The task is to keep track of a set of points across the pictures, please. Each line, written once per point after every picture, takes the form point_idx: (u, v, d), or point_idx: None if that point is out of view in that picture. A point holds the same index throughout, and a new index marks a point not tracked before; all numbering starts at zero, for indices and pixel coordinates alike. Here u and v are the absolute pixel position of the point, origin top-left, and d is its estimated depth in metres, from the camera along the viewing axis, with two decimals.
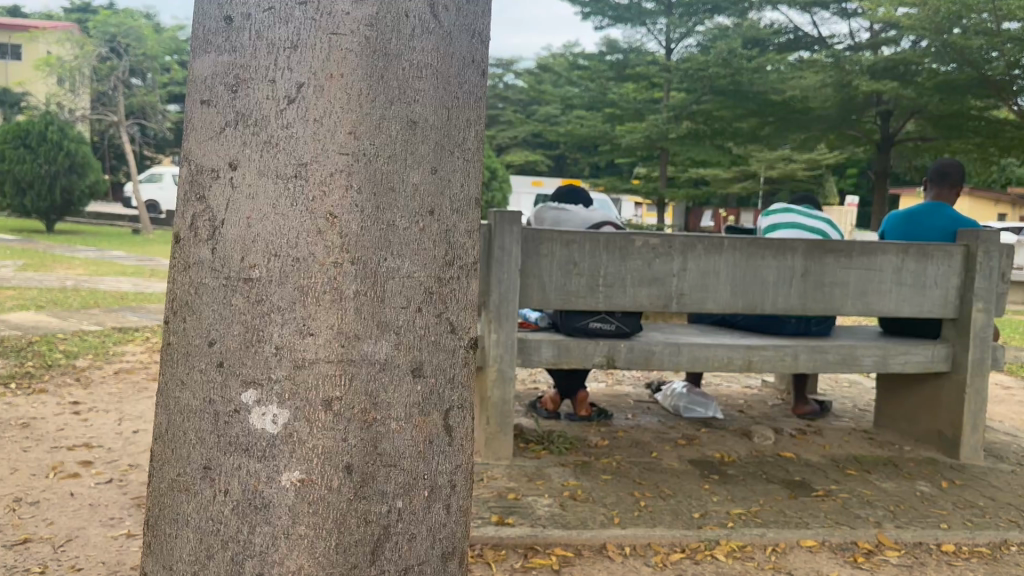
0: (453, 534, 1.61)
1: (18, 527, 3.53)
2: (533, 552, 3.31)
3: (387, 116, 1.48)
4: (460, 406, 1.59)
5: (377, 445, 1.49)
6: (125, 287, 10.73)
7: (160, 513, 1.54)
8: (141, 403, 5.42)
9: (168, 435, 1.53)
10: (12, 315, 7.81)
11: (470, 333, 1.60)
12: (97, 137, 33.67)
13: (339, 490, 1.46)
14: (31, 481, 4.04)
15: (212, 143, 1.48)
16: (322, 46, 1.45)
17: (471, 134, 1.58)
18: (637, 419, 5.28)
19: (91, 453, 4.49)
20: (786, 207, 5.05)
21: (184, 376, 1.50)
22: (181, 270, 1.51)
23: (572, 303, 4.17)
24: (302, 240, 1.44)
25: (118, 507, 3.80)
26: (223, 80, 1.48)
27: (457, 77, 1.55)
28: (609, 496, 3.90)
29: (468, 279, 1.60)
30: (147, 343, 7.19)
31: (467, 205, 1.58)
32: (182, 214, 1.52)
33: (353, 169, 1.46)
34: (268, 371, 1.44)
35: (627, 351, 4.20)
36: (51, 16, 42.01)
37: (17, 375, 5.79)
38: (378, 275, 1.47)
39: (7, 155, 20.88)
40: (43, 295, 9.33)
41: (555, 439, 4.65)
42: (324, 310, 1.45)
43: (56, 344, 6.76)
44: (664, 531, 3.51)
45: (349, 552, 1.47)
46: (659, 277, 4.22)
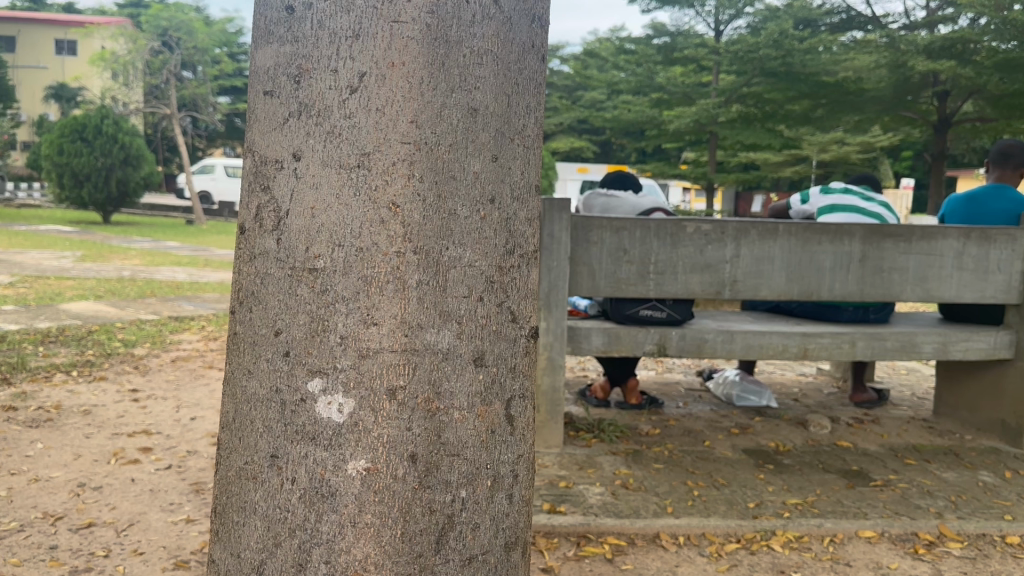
0: (515, 524, 1.60)
1: (82, 511, 3.63)
2: (585, 540, 3.30)
3: (448, 103, 1.47)
4: (521, 396, 1.59)
5: (441, 435, 1.48)
6: (180, 277, 10.94)
7: (228, 501, 1.56)
8: (197, 390, 5.53)
9: (235, 424, 1.54)
10: (72, 305, 8.00)
11: (531, 322, 1.59)
12: (150, 129, 34.34)
13: (404, 479, 1.46)
14: (95, 467, 4.14)
15: (275, 134, 1.49)
16: (384, 34, 1.44)
17: (531, 121, 1.57)
18: (689, 407, 5.25)
19: (150, 439, 4.60)
20: (846, 188, 4.94)
21: (251, 366, 1.51)
22: (246, 261, 1.52)
23: (623, 291, 4.14)
24: (365, 230, 1.44)
25: (177, 492, 3.89)
26: (286, 71, 1.48)
27: (518, 62, 1.53)
28: (662, 485, 3.87)
29: (530, 267, 1.59)
30: (202, 331, 7.33)
31: (526, 192, 1.57)
32: (246, 206, 1.53)
33: (415, 158, 1.45)
34: (333, 361, 1.45)
35: (679, 338, 4.15)
36: (104, 11, 42.92)
37: (78, 364, 5.94)
38: (440, 264, 1.47)
39: (64, 148, 21.38)
40: (101, 285, 9.55)
41: (605, 427, 4.62)
42: (388, 300, 1.44)
43: (115, 333, 6.92)
44: (719, 521, 3.46)
45: (415, 541, 1.48)
46: (712, 263, 4.16)
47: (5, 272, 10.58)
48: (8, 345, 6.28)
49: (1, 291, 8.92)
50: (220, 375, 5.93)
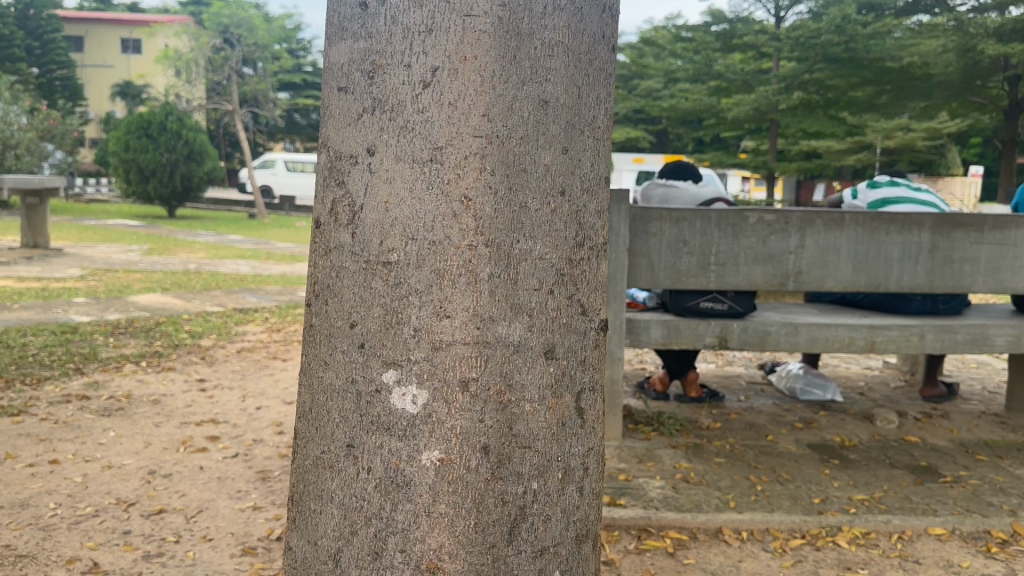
0: (586, 517, 1.60)
1: (154, 498, 3.74)
2: (646, 534, 3.29)
3: (520, 96, 1.47)
4: (591, 389, 1.59)
5: (513, 427, 1.49)
6: (244, 270, 11.17)
7: (305, 489, 1.60)
8: (262, 380, 5.66)
9: (313, 414, 1.57)
10: (141, 297, 8.24)
11: (600, 315, 1.59)
12: (213, 125, 35.11)
13: (477, 470, 1.47)
14: (164, 455, 4.26)
15: (349, 129, 1.51)
16: (456, 29, 1.45)
17: (601, 111, 1.56)
18: (751, 400, 5.17)
19: (218, 428, 4.71)
20: (892, 181, 4.82)
21: (327, 358, 1.54)
22: (322, 255, 1.55)
23: (682, 282, 4.09)
24: (438, 224, 1.46)
25: (245, 480, 3.98)
26: (360, 66, 1.50)
27: (589, 53, 1.53)
28: (724, 479, 3.84)
29: (599, 260, 1.58)
30: (266, 322, 7.48)
31: (597, 183, 1.56)
32: (322, 201, 1.56)
33: (486, 151, 1.46)
34: (407, 353, 1.47)
35: (741, 331, 4.08)
36: (167, 10, 43.88)
37: (147, 354, 6.11)
38: (512, 256, 1.47)
39: (131, 145, 21.96)
40: (168, 278, 9.79)
41: (665, 420, 4.59)
42: (460, 293, 1.46)
43: (182, 325, 7.10)
44: (783, 516, 3.42)
45: (488, 531, 1.49)
46: (776, 255, 4.10)
47: (76, 266, 10.92)
48: (80, 336, 6.48)
49: (73, 283, 9.21)
50: (284, 365, 6.06)
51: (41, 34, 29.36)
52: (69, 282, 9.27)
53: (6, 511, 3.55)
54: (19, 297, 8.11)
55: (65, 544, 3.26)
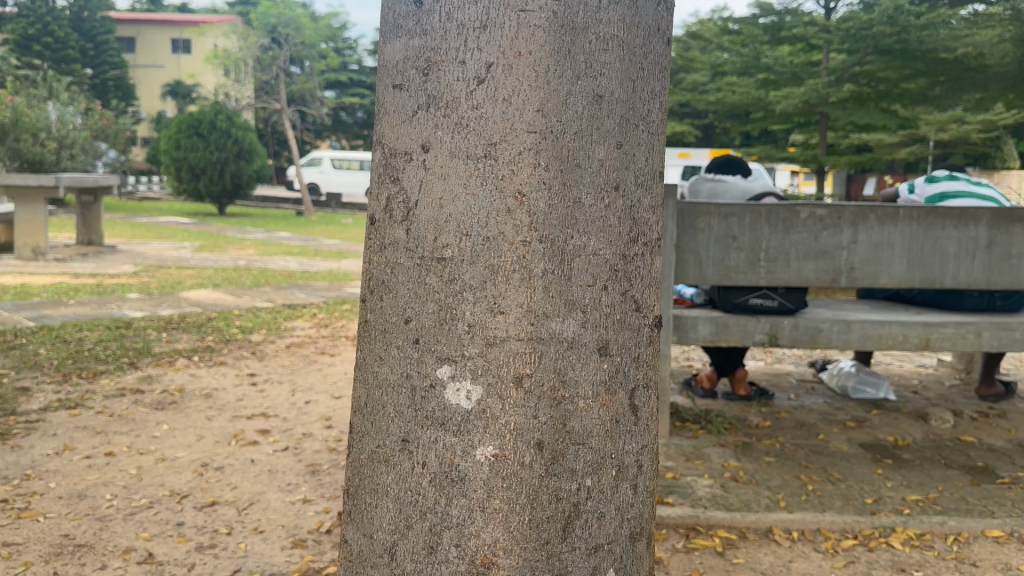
0: (640, 515, 1.60)
1: (206, 490, 3.81)
2: (695, 533, 3.26)
3: (574, 91, 1.46)
4: (645, 386, 1.57)
5: (567, 423, 1.48)
6: (292, 266, 11.33)
7: (360, 483, 1.61)
8: (311, 375, 5.74)
9: (368, 409, 1.59)
10: (192, 293, 8.39)
11: (654, 311, 1.58)
12: (261, 123, 35.65)
13: (531, 466, 1.47)
14: (217, 448, 4.35)
15: (404, 126, 1.52)
16: (511, 24, 1.45)
17: (656, 105, 1.55)
18: (802, 398, 5.10)
19: (268, 422, 4.78)
20: (950, 176, 4.70)
21: (382, 353, 1.55)
22: (377, 250, 1.56)
23: (731, 279, 4.05)
24: (493, 219, 1.46)
25: (295, 473, 4.04)
26: (415, 64, 1.50)
27: (644, 46, 1.51)
28: (774, 479, 3.79)
29: (653, 255, 1.57)
30: (315, 317, 7.58)
31: (651, 178, 1.55)
32: (376, 198, 1.57)
33: (542, 147, 1.45)
34: (462, 349, 1.47)
35: (792, 328, 4.00)
36: (217, 11, 44.55)
37: (199, 349, 6.23)
38: (565, 253, 1.47)
39: (182, 144, 22.39)
40: (219, 275, 9.96)
41: (713, 419, 4.54)
42: (514, 289, 1.46)
43: (232, 320, 7.23)
44: (835, 516, 3.36)
45: (543, 527, 1.49)
46: (828, 250, 4.03)
47: (130, 262, 11.17)
48: (134, 331, 6.62)
49: (127, 279, 9.43)
50: (332, 360, 6.14)
51: (94, 35, 30.05)
52: (122, 279, 9.49)
53: (65, 501, 3.65)
54: (75, 292, 8.34)
55: (121, 535, 3.34)
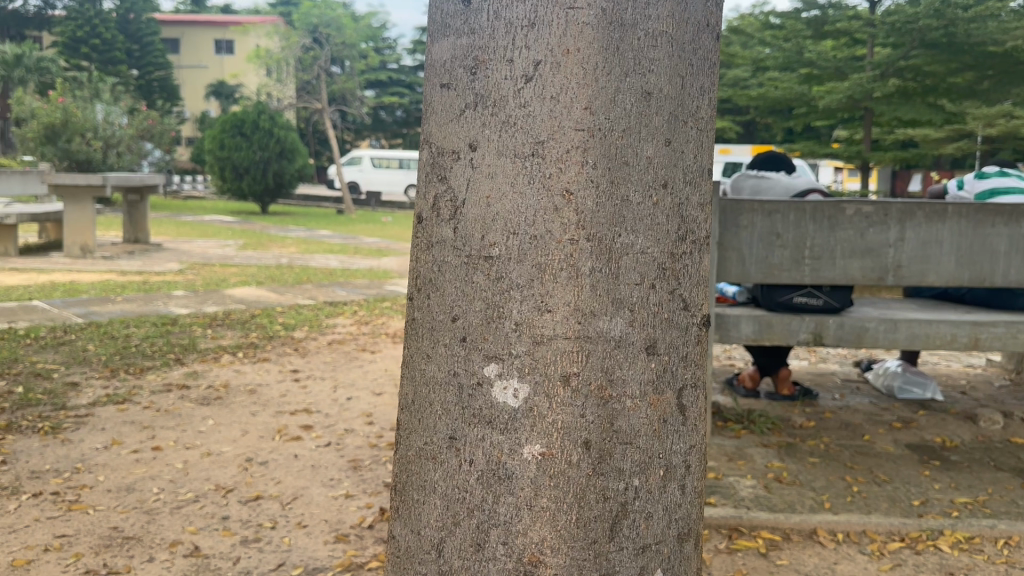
0: (688, 516, 1.59)
1: (251, 484, 3.86)
2: (737, 533, 3.23)
3: (623, 88, 1.45)
4: (693, 385, 1.56)
5: (614, 422, 1.48)
6: (333, 264, 11.43)
7: (408, 479, 1.62)
8: (353, 371, 5.79)
9: (415, 406, 1.59)
10: (235, 290, 8.50)
11: (702, 310, 1.57)
12: (302, 122, 36.04)
13: (579, 465, 1.47)
14: (261, 442, 4.41)
15: (452, 125, 1.52)
16: (559, 22, 1.44)
17: (705, 102, 1.54)
18: (847, 398, 5.03)
19: (311, 417, 4.84)
20: (1001, 171, 4.59)
21: (430, 350, 1.56)
22: (424, 249, 1.57)
23: (775, 276, 4.00)
24: (541, 217, 1.46)
25: (337, 468, 4.08)
26: (463, 62, 1.51)
27: (693, 41, 1.50)
28: (818, 480, 3.74)
29: (701, 254, 1.56)
30: (355, 314, 7.65)
31: (699, 176, 1.54)
32: (424, 196, 1.58)
33: (589, 145, 1.45)
34: (509, 347, 1.47)
35: (837, 327, 3.93)
36: (258, 12, 45.14)
37: (243, 346, 6.32)
38: (613, 251, 1.46)
39: (225, 143, 22.72)
40: (262, 272, 10.10)
41: (756, 418, 4.49)
42: (561, 287, 1.45)
43: (276, 317, 7.32)
44: (881, 518, 3.31)
45: (590, 527, 1.48)
46: (874, 247, 3.96)
47: (175, 260, 11.35)
48: (179, 327, 6.74)
49: (172, 277, 9.59)
50: (373, 357, 6.19)
51: (139, 36, 30.59)
52: (168, 276, 9.64)
53: (113, 494, 3.72)
54: (122, 290, 8.48)
55: (168, 528, 3.40)
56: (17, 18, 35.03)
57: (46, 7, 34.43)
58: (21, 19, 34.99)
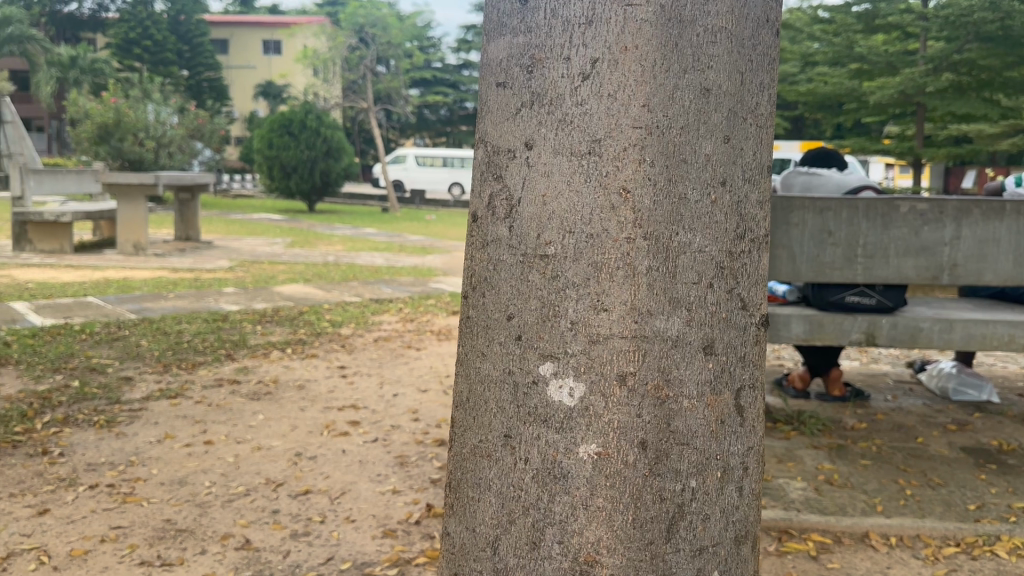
0: (746, 518, 1.58)
1: (300, 479, 3.91)
2: (787, 536, 3.19)
3: (681, 85, 1.44)
4: (751, 386, 1.55)
5: (671, 422, 1.47)
6: (379, 262, 11.51)
7: (463, 477, 1.62)
8: (398, 368, 5.84)
9: (469, 403, 1.60)
10: (284, 287, 8.63)
11: (761, 309, 1.55)
12: (348, 121, 36.41)
13: (635, 465, 1.46)
14: (310, 438, 4.46)
15: (508, 124, 1.52)
16: (617, 18, 1.43)
17: (765, 98, 1.52)
18: (899, 400, 4.93)
19: (358, 413, 4.88)
20: None
21: (485, 349, 1.56)
22: (479, 247, 1.57)
23: (826, 275, 3.93)
24: (597, 216, 1.45)
25: (384, 464, 4.12)
26: (519, 61, 1.50)
27: (753, 37, 1.49)
28: (870, 482, 3.67)
29: (760, 254, 1.54)
30: (401, 312, 7.71)
31: (758, 173, 1.52)
32: (480, 194, 1.58)
33: (646, 143, 1.44)
34: (564, 346, 1.47)
35: (890, 327, 3.83)
36: (306, 12, 45.71)
37: (292, 342, 6.40)
38: (671, 248, 1.45)
39: (274, 142, 23.03)
40: (309, 270, 10.23)
41: (807, 419, 4.43)
42: (617, 286, 1.45)
43: (323, 314, 7.41)
44: (936, 522, 3.24)
45: (646, 527, 1.47)
46: (928, 246, 3.88)
47: (225, 258, 11.55)
48: (230, 323, 6.85)
49: (223, 274, 9.75)
50: (418, 354, 6.23)
51: (190, 37, 31.21)
52: (218, 273, 9.81)
53: (167, 487, 3.80)
54: (174, 287, 8.65)
55: (220, 521, 3.46)
56: (72, 21, 35.95)
57: (100, 9, 35.26)
58: (76, 22, 35.88)
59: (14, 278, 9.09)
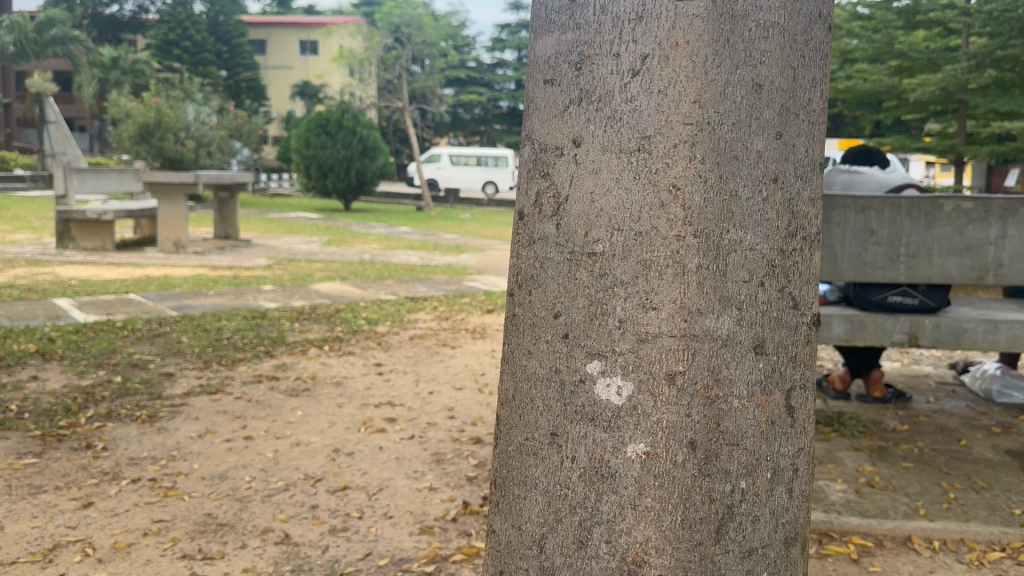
0: (796, 520, 1.55)
1: (338, 475, 3.94)
2: (828, 538, 3.15)
3: (733, 80, 1.43)
4: (802, 386, 1.53)
5: (721, 422, 1.45)
6: (414, 260, 11.56)
7: (508, 475, 1.62)
8: (434, 366, 5.86)
9: (516, 401, 1.59)
10: (321, 285, 8.70)
11: (812, 309, 1.53)
12: (383, 120, 36.64)
13: (684, 465, 1.45)
14: (347, 434, 4.49)
15: (556, 121, 1.51)
16: (667, 14, 1.42)
17: (817, 94, 1.50)
18: (942, 401, 4.85)
19: (394, 410, 4.91)
20: None
21: (531, 347, 1.56)
22: (526, 245, 1.57)
23: (868, 274, 3.88)
24: (646, 214, 1.44)
25: (420, 461, 4.13)
26: (568, 58, 1.49)
27: (805, 33, 1.47)
28: (912, 485, 3.61)
29: (812, 251, 1.52)
30: (436, 310, 7.74)
31: (811, 169, 1.50)
32: (526, 192, 1.57)
33: (697, 139, 1.42)
34: (612, 344, 1.46)
35: (933, 327, 3.74)
36: (343, 11, 46.01)
37: (329, 339, 6.45)
38: (722, 246, 1.43)
39: (312, 142, 23.25)
40: (345, 268, 10.29)
41: (847, 421, 4.36)
42: (667, 284, 1.43)
43: (360, 311, 7.46)
44: (981, 526, 3.18)
45: (695, 528, 1.46)
46: (973, 245, 3.81)
47: (263, 256, 11.66)
48: (268, 321, 6.93)
49: (262, 272, 9.88)
50: (454, 352, 6.24)
51: (229, 38, 31.64)
52: (257, 271, 9.92)
53: (208, 481, 3.85)
54: (214, 284, 8.77)
55: (259, 515, 3.49)
56: (113, 22, 36.60)
57: (141, 11, 35.83)
58: (117, 23, 36.54)
59: (58, 275, 9.26)
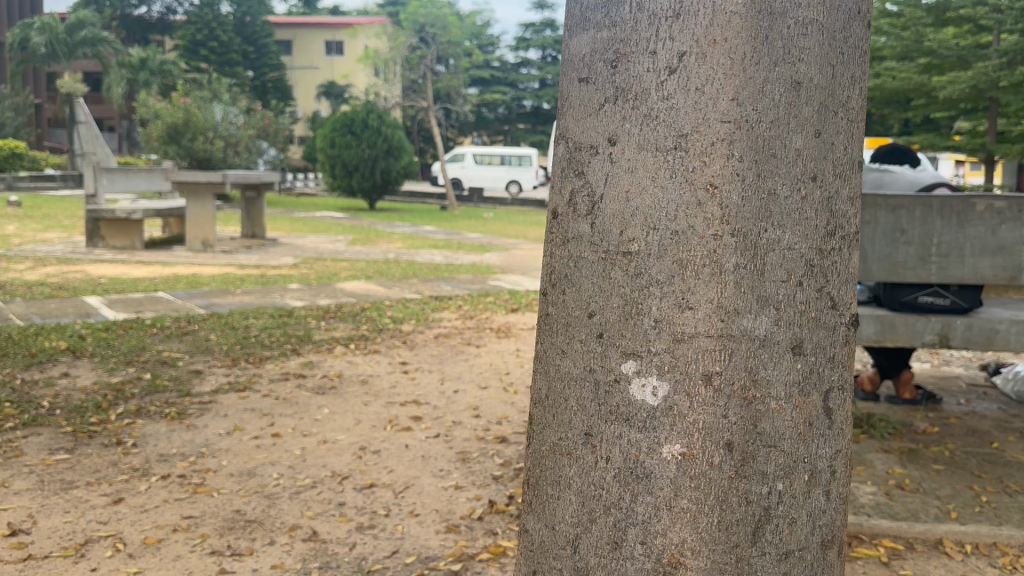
0: (832, 522, 1.54)
1: (364, 472, 3.95)
2: (857, 541, 3.11)
3: (771, 78, 1.41)
4: (840, 388, 1.51)
5: (758, 424, 1.44)
6: (439, 260, 11.59)
7: (542, 474, 1.61)
8: (459, 365, 5.86)
9: (549, 401, 1.59)
10: (346, 284, 8.73)
11: (851, 309, 1.51)
12: (407, 120, 36.73)
13: (720, 467, 1.44)
14: (373, 432, 4.50)
15: (591, 120, 1.50)
16: (705, 11, 1.41)
17: (857, 92, 1.48)
18: (973, 403, 4.78)
19: (420, 409, 4.92)
20: None
21: (565, 346, 1.55)
22: (560, 244, 1.56)
23: (898, 274, 3.82)
24: (683, 212, 1.42)
25: (446, 460, 4.13)
26: (603, 56, 1.49)
27: (844, 29, 1.45)
28: (943, 488, 3.56)
29: (851, 250, 1.50)
30: (461, 309, 7.74)
31: (850, 168, 1.48)
32: (561, 191, 1.56)
33: (735, 137, 1.41)
34: (648, 344, 1.45)
35: (965, 329, 3.69)
36: (367, 11, 46.16)
37: (354, 337, 6.47)
38: (760, 246, 1.42)
39: (337, 142, 23.36)
40: (370, 267, 10.32)
41: (876, 422, 4.31)
42: (704, 284, 1.42)
43: (385, 310, 7.48)
44: (1014, 530, 3.13)
45: (732, 529, 1.45)
46: (1006, 245, 3.74)
47: (290, 255, 11.73)
48: (295, 319, 6.97)
49: (288, 270, 9.94)
50: (478, 351, 6.24)
51: (255, 39, 31.85)
52: (283, 270, 9.98)
53: (236, 478, 3.88)
54: (241, 282, 8.83)
55: (287, 512, 3.51)
56: (142, 23, 37.02)
57: (168, 12, 36.16)
58: (145, 24, 36.94)
59: (88, 273, 9.37)
